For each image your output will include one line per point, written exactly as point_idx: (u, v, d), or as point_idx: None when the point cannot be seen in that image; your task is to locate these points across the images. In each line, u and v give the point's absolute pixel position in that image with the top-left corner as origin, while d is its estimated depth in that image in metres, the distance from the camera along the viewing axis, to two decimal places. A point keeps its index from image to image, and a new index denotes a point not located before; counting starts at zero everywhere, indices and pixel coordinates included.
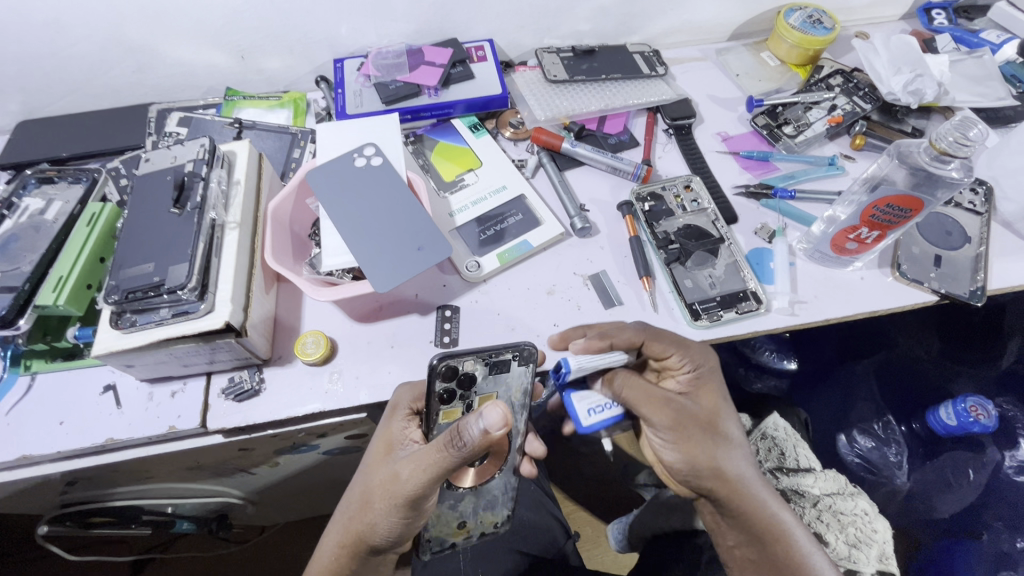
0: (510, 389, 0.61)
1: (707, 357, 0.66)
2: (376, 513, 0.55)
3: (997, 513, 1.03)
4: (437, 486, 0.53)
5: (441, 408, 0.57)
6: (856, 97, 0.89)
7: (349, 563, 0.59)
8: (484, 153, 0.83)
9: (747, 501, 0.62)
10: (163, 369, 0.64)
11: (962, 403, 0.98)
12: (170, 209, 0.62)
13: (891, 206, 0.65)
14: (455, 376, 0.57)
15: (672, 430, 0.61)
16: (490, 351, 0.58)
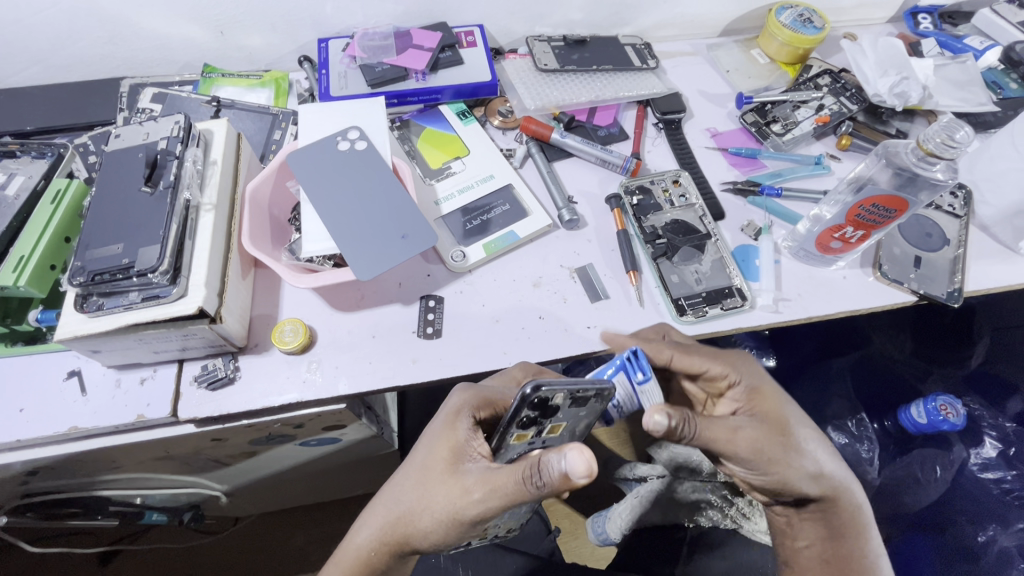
0: (580, 417, 0.55)
1: (752, 371, 0.63)
2: (433, 519, 0.55)
3: (963, 511, 1.03)
4: (501, 510, 0.53)
5: (513, 432, 0.52)
6: (843, 98, 0.90)
7: (388, 560, 0.59)
8: (472, 141, 0.82)
9: (834, 495, 0.64)
10: (132, 355, 0.61)
11: (933, 402, 1.00)
12: (141, 188, 0.59)
13: (876, 206, 0.65)
14: (538, 408, 0.49)
15: (756, 454, 0.59)
16: (580, 390, 0.49)
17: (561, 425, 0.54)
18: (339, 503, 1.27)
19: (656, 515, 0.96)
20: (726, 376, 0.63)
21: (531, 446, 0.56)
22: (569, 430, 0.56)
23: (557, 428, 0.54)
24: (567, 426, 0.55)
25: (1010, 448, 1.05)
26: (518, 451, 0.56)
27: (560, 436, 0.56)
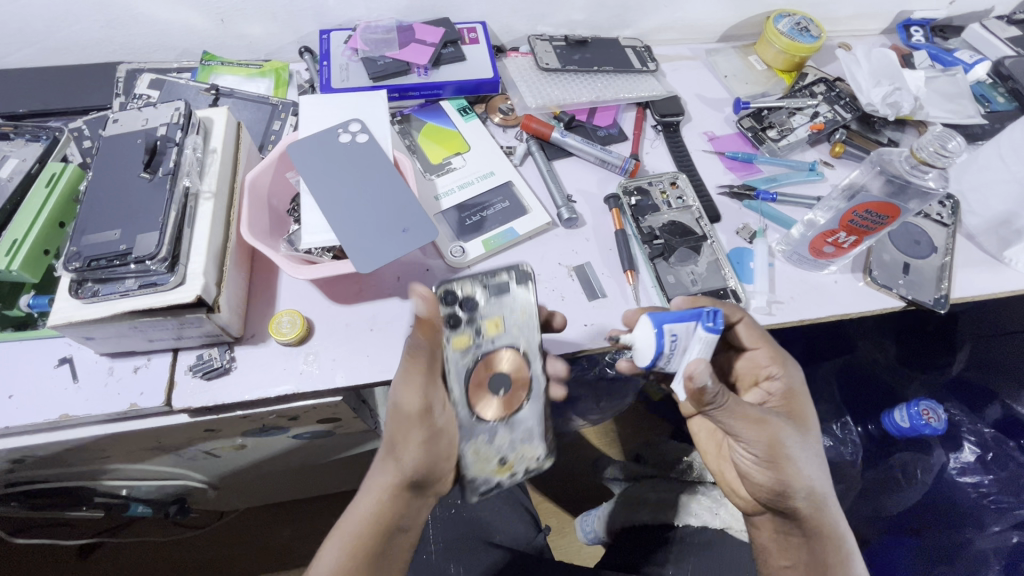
0: (518, 312, 0.61)
1: (795, 373, 0.68)
2: (415, 440, 0.55)
3: (934, 509, 1.05)
4: (427, 395, 0.54)
5: (451, 333, 0.59)
6: (838, 106, 0.92)
7: (398, 510, 0.58)
8: (473, 137, 0.82)
9: (827, 517, 0.64)
10: (126, 343, 0.61)
11: (916, 406, 1.02)
12: (140, 174, 0.59)
13: (869, 212, 0.66)
14: (455, 297, 0.60)
15: (767, 448, 0.61)
16: (488, 276, 0.61)
17: (499, 322, 0.60)
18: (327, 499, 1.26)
19: (646, 514, 0.99)
20: (772, 369, 0.67)
21: (483, 354, 0.59)
22: (516, 325, 0.60)
23: (497, 323, 0.60)
24: (507, 320, 0.60)
25: (988, 453, 1.05)
26: (473, 360, 0.59)
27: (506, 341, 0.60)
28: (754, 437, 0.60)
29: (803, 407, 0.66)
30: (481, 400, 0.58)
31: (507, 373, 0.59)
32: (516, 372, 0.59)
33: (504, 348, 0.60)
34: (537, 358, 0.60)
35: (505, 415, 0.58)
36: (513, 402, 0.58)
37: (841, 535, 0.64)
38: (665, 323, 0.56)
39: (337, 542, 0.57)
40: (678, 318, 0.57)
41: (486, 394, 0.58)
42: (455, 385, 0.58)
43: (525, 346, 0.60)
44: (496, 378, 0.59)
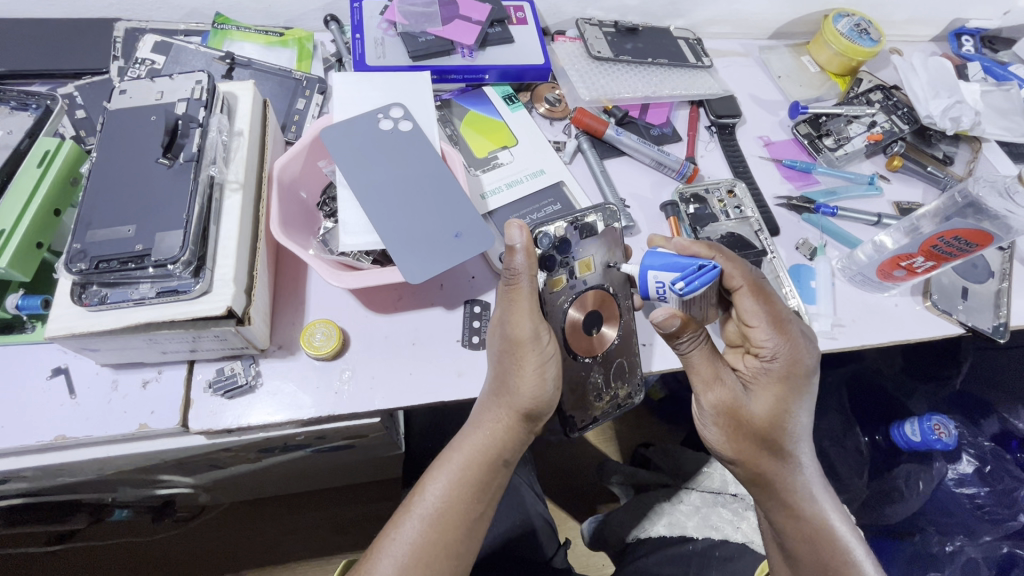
0: (604, 249, 0.62)
1: (792, 349, 0.58)
2: (531, 368, 0.54)
3: (930, 518, 1.01)
4: (538, 325, 0.54)
5: (547, 275, 0.59)
6: (895, 116, 0.87)
7: (503, 447, 0.58)
8: (520, 130, 0.75)
9: (796, 492, 0.61)
10: (134, 354, 0.52)
11: (928, 419, 0.93)
12: (157, 159, 0.50)
13: (957, 238, 0.63)
14: (550, 240, 0.59)
15: (721, 412, 0.59)
16: (579, 214, 0.60)
17: (590, 262, 0.61)
18: (310, 495, 1.16)
19: (662, 527, 0.96)
20: (765, 344, 0.58)
21: (577, 294, 0.60)
22: (604, 266, 0.62)
23: (588, 264, 0.61)
24: (596, 260, 0.62)
25: (986, 466, 1.00)
26: (568, 301, 0.60)
27: (594, 276, 0.61)
28: (708, 398, 0.59)
29: (791, 387, 0.59)
30: (579, 338, 0.60)
31: (599, 311, 0.61)
32: (605, 309, 0.61)
33: (595, 288, 0.61)
34: (625, 295, 0.63)
35: (598, 351, 0.61)
36: (604, 336, 0.62)
37: (811, 518, 0.61)
38: (652, 268, 0.55)
39: (435, 490, 0.56)
40: (670, 265, 0.54)
41: (583, 334, 0.60)
42: (554, 323, 0.59)
43: (612, 285, 0.62)
44: (589, 318, 0.61)
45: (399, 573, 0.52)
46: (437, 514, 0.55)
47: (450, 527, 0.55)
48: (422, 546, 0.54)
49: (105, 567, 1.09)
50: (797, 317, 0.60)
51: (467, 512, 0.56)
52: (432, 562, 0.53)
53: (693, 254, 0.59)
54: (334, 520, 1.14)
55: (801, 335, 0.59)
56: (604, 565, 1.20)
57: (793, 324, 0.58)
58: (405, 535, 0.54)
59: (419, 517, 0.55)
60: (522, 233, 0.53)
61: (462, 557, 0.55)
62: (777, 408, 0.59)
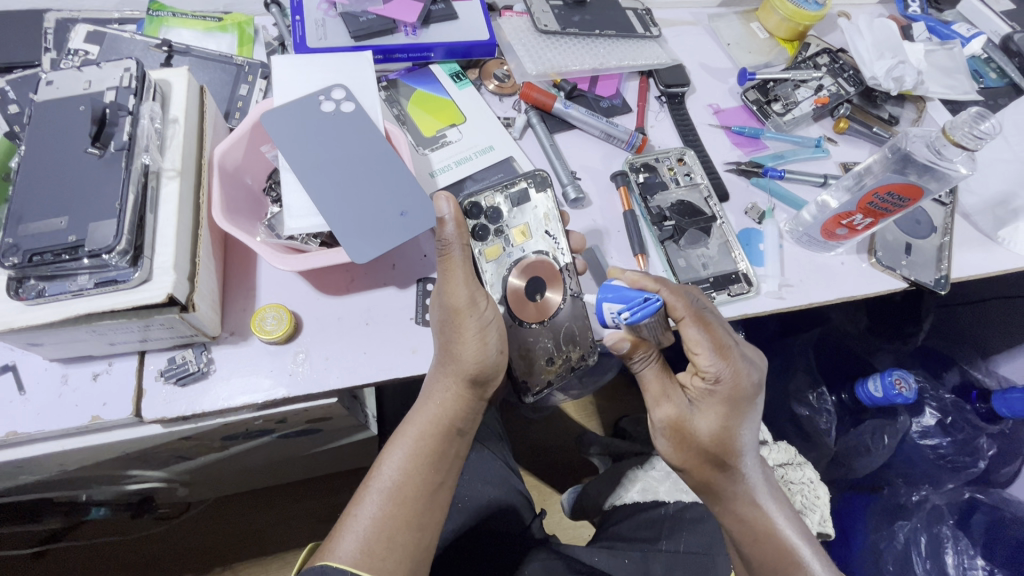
0: (538, 214, 0.66)
1: (735, 368, 0.59)
2: (470, 334, 0.56)
3: (897, 470, 1.05)
4: (472, 290, 0.56)
5: (481, 244, 0.64)
6: (841, 79, 0.88)
7: (454, 416, 0.60)
8: (468, 107, 0.75)
9: (741, 498, 0.64)
10: (81, 347, 0.53)
11: (888, 375, 0.94)
12: (87, 149, 0.49)
13: (891, 194, 0.66)
14: (480, 210, 0.64)
15: (667, 426, 0.63)
16: (509, 183, 0.66)
17: (524, 229, 0.65)
18: (293, 484, 1.17)
19: (635, 493, 0.97)
20: (709, 368, 0.59)
21: (514, 261, 0.64)
22: (541, 232, 0.65)
23: (523, 232, 0.65)
24: (532, 227, 0.65)
25: (947, 417, 1.04)
26: (506, 268, 0.64)
27: (530, 242, 0.65)
28: (657, 414, 0.62)
29: (734, 408, 0.60)
30: (522, 306, 0.63)
31: (539, 276, 0.64)
32: (545, 274, 0.64)
33: (533, 255, 0.64)
34: (567, 259, 0.65)
35: (544, 316, 0.64)
36: (550, 302, 0.64)
37: (758, 522, 0.63)
38: (605, 300, 0.57)
39: (392, 465, 0.57)
40: (619, 296, 0.57)
41: (526, 301, 0.63)
42: (494, 291, 0.63)
43: (552, 250, 0.65)
44: (531, 284, 0.64)
45: (362, 547, 0.53)
46: (395, 488, 0.56)
47: (409, 499, 0.56)
48: (382, 520, 0.55)
49: (88, 567, 1.10)
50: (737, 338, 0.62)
51: (425, 482, 0.57)
52: (394, 534, 0.55)
53: (640, 289, 0.59)
54: (319, 509, 1.16)
55: (742, 357, 0.60)
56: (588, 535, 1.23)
57: (735, 348, 0.60)
58: (365, 510, 0.56)
59: (378, 491, 0.56)
60: (449, 205, 0.56)
61: (424, 529, 0.56)
62: (723, 425, 0.61)
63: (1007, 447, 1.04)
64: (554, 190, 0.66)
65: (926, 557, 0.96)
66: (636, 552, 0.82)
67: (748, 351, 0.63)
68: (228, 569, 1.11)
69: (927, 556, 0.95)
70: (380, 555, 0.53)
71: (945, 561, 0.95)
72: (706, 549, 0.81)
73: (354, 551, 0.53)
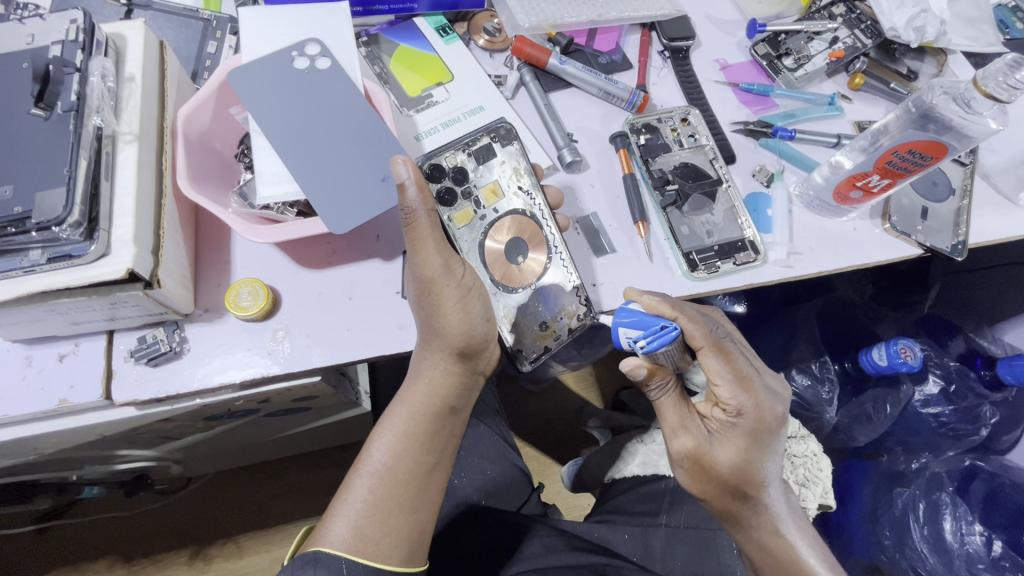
0: (508, 170, 0.62)
1: (757, 399, 0.57)
2: (450, 303, 0.53)
3: (898, 438, 1.04)
4: (445, 256, 0.53)
5: (450, 210, 0.60)
6: (858, 31, 0.80)
7: (446, 395, 0.57)
8: (457, 64, 0.69)
9: (764, 528, 0.62)
10: (43, 328, 0.49)
11: (893, 344, 0.90)
12: (31, 110, 0.45)
13: (912, 152, 0.61)
14: (443, 172, 0.61)
15: (686, 457, 0.61)
16: (471, 139, 0.61)
17: (494, 186, 0.62)
18: (290, 459, 1.16)
19: (635, 466, 0.94)
20: (731, 400, 0.57)
21: (488, 223, 0.61)
22: (512, 188, 0.62)
23: (494, 190, 0.62)
24: (502, 185, 0.62)
25: (951, 385, 1.01)
26: (480, 231, 0.61)
27: (501, 201, 0.62)
28: (674, 445, 0.60)
29: (757, 440, 0.58)
30: (504, 269, 0.60)
31: (519, 236, 0.61)
32: (525, 233, 0.61)
33: (507, 215, 0.61)
34: (546, 214, 0.61)
35: (529, 278, 0.61)
36: (533, 264, 0.61)
37: (782, 553, 0.61)
38: (621, 325, 0.54)
39: (382, 447, 0.55)
40: (637, 322, 0.54)
41: (502, 263, 0.61)
42: (472, 258, 0.60)
43: (528, 207, 0.61)
44: (511, 246, 0.61)
45: (354, 533, 0.51)
46: (386, 472, 0.54)
47: (401, 482, 0.54)
48: (374, 504, 0.52)
49: (86, 544, 1.09)
50: (759, 369, 0.59)
51: (417, 465, 0.55)
52: (387, 517, 0.52)
53: (657, 315, 0.55)
54: (317, 483, 1.15)
55: (765, 389, 0.58)
56: (587, 505, 1.23)
57: (757, 379, 0.58)
58: (356, 494, 0.53)
59: (369, 474, 0.54)
60: (408, 168, 0.50)
61: (419, 511, 0.54)
62: (743, 458, 0.58)
63: (1006, 415, 1.01)
64: (520, 141, 0.62)
65: (924, 524, 0.94)
66: (636, 526, 0.81)
67: (771, 382, 0.61)
68: (231, 543, 1.10)
69: (925, 522, 0.94)
70: (374, 540, 0.51)
71: (942, 527, 0.93)
72: (705, 523, 0.79)
73: (346, 536, 0.51)
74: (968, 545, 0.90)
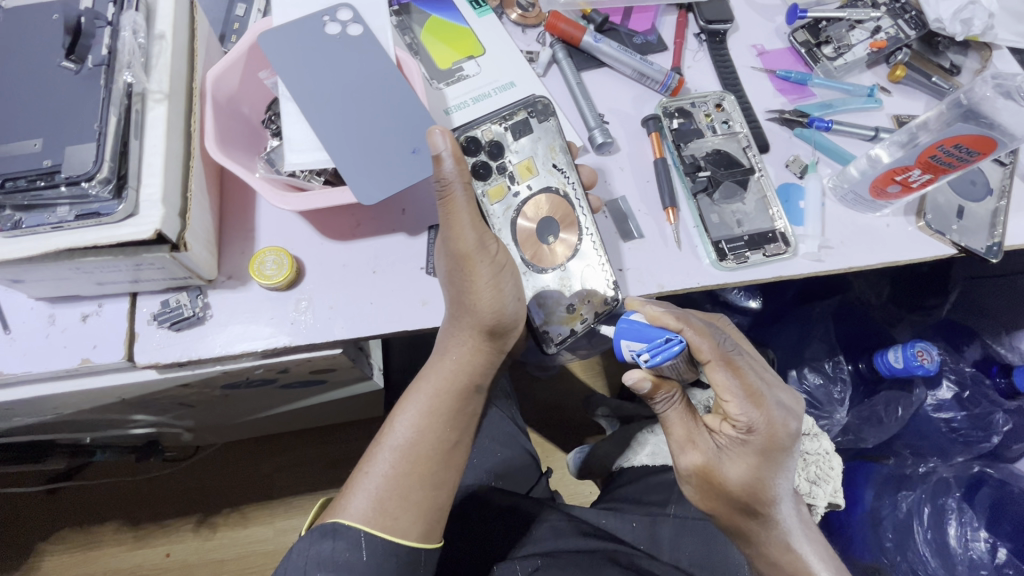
0: (544, 147, 0.61)
1: (769, 417, 0.55)
2: (482, 280, 0.52)
3: (906, 442, 1.02)
4: (481, 234, 0.52)
5: (484, 184, 0.60)
6: (901, 21, 0.78)
7: (473, 373, 0.57)
8: (489, 38, 0.67)
9: (772, 544, 0.63)
10: (67, 286, 0.49)
11: (910, 346, 0.88)
12: (61, 63, 0.44)
13: (959, 147, 0.59)
14: (479, 145, 0.60)
15: (695, 472, 0.60)
16: (508, 112, 0.60)
17: (529, 163, 0.61)
18: (297, 432, 1.16)
19: (644, 457, 0.93)
20: (740, 417, 0.55)
21: (521, 200, 0.60)
22: (547, 166, 0.60)
23: (529, 167, 0.61)
24: (538, 162, 0.61)
25: (965, 391, 0.99)
26: (513, 209, 0.60)
27: (535, 178, 0.61)
28: (682, 460, 0.60)
29: (768, 458, 0.57)
30: (535, 247, 0.60)
31: (551, 216, 0.60)
32: (559, 213, 0.60)
33: (542, 193, 0.60)
34: (580, 195, 0.59)
35: (560, 259, 0.60)
36: (564, 244, 0.60)
37: (788, 565, 0.62)
38: (623, 338, 0.53)
39: (405, 423, 0.54)
40: (640, 334, 0.52)
41: (534, 241, 0.60)
42: (504, 234, 0.59)
43: (561, 185, 0.60)
44: (542, 225, 0.60)
45: (374, 506, 0.51)
46: (409, 447, 0.54)
47: (422, 459, 0.53)
48: (396, 478, 0.52)
49: (94, 507, 1.11)
50: (769, 384, 0.57)
51: (440, 442, 0.54)
52: (407, 493, 0.52)
53: (661, 326, 0.53)
54: (323, 458, 1.15)
55: (777, 405, 0.56)
56: (590, 493, 1.23)
57: (768, 394, 0.55)
58: (377, 468, 0.53)
59: (391, 449, 0.53)
60: (445, 139, 0.49)
61: (439, 489, 0.53)
62: (752, 475, 0.58)
63: None
64: (558, 117, 0.61)
65: (928, 527, 0.93)
66: (644, 515, 0.80)
67: (784, 396, 0.59)
68: (235, 512, 1.11)
69: (930, 526, 0.93)
70: (393, 514, 0.51)
71: (946, 532, 0.92)
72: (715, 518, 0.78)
73: (366, 509, 0.51)
74: (972, 551, 0.90)
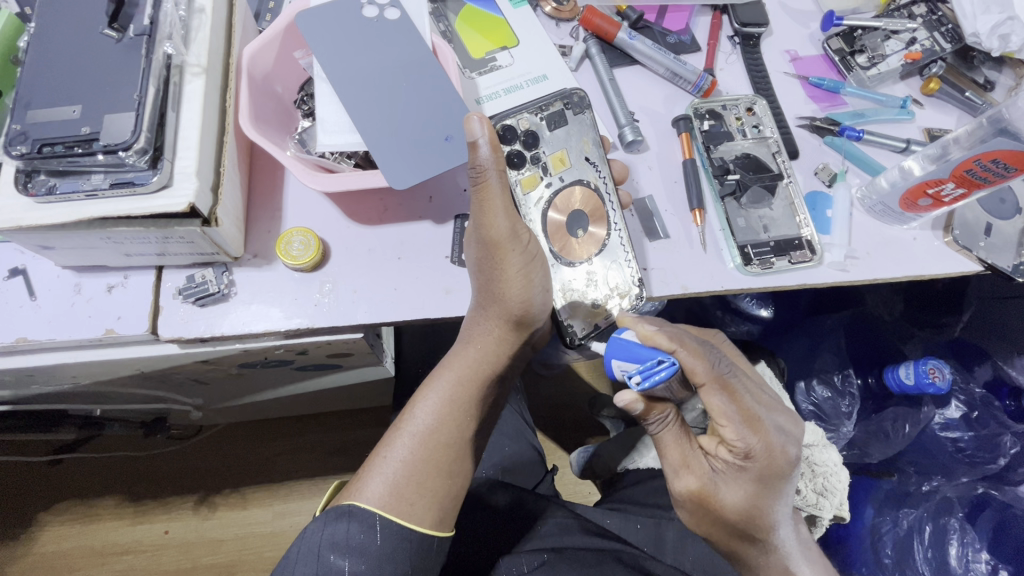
0: (576, 140, 0.60)
1: (767, 442, 0.54)
2: (513, 267, 0.52)
3: (911, 459, 0.99)
4: (515, 222, 0.52)
5: (517, 174, 0.60)
6: (938, 33, 0.76)
7: (495, 361, 0.58)
8: (523, 28, 0.67)
9: (769, 566, 0.62)
10: (95, 256, 0.49)
11: (922, 363, 0.87)
12: (104, 30, 0.44)
13: (997, 161, 0.58)
14: (515, 134, 0.60)
15: (690, 497, 0.59)
16: (545, 103, 0.60)
17: (562, 155, 0.60)
18: (301, 416, 1.16)
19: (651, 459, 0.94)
20: (738, 442, 0.53)
21: (554, 191, 0.60)
22: (580, 159, 0.60)
23: (562, 159, 0.60)
24: (571, 155, 0.60)
25: (974, 412, 0.95)
26: (546, 200, 0.60)
27: (568, 171, 0.60)
28: (678, 484, 0.59)
29: (765, 483, 0.56)
30: (564, 241, 0.59)
31: (582, 210, 0.60)
32: (589, 208, 0.60)
33: (574, 185, 0.60)
34: (611, 190, 0.59)
35: (587, 253, 0.59)
36: (592, 239, 0.59)
37: None
38: (614, 358, 0.52)
39: (426, 410, 0.55)
40: (631, 355, 0.51)
41: (564, 234, 0.60)
42: (534, 226, 0.60)
43: (594, 180, 0.60)
44: (572, 219, 0.60)
45: (390, 491, 0.51)
46: (428, 433, 0.54)
47: (440, 446, 0.54)
48: (414, 464, 0.52)
49: (98, 480, 1.11)
50: (767, 408, 0.56)
51: (458, 430, 0.55)
52: (424, 479, 0.52)
53: (654, 347, 0.51)
54: (327, 445, 1.15)
55: (776, 429, 0.55)
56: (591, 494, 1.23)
57: (765, 419, 0.54)
58: (395, 454, 0.53)
59: (410, 436, 0.54)
60: (483, 126, 0.49)
61: (455, 477, 0.53)
62: (750, 498, 0.57)
63: None
64: (593, 111, 0.60)
65: (928, 546, 0.94)
66: (649, 517, 0.79)
67: (782, 418, 0.57)
68: (236, 493, 1.12)
69: (930, 545, 0.94)
70: (409, 499, 0.51)
71: (947, 551, 0.93)
72: None
73: (382, 494, 0.50)
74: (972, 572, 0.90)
